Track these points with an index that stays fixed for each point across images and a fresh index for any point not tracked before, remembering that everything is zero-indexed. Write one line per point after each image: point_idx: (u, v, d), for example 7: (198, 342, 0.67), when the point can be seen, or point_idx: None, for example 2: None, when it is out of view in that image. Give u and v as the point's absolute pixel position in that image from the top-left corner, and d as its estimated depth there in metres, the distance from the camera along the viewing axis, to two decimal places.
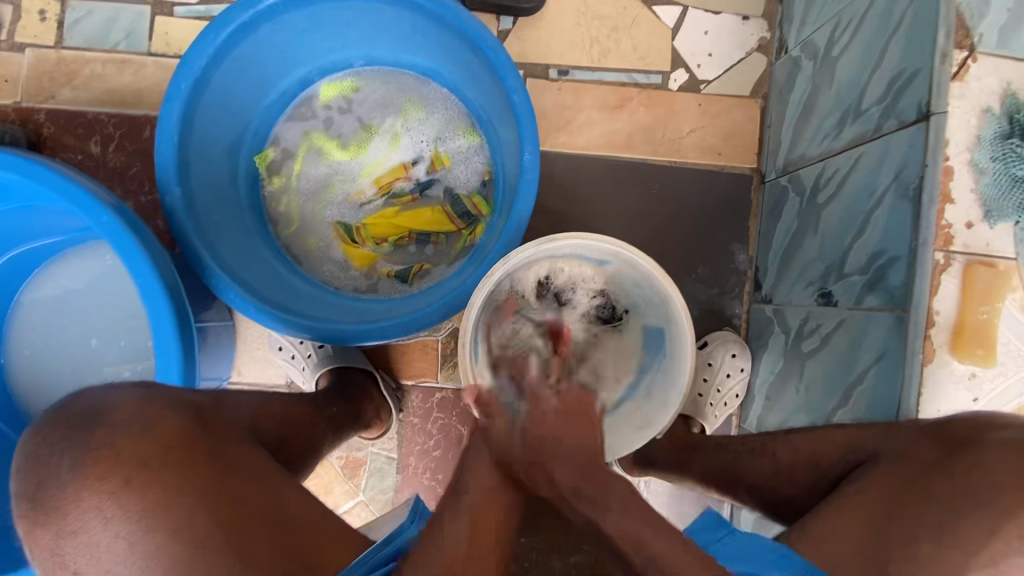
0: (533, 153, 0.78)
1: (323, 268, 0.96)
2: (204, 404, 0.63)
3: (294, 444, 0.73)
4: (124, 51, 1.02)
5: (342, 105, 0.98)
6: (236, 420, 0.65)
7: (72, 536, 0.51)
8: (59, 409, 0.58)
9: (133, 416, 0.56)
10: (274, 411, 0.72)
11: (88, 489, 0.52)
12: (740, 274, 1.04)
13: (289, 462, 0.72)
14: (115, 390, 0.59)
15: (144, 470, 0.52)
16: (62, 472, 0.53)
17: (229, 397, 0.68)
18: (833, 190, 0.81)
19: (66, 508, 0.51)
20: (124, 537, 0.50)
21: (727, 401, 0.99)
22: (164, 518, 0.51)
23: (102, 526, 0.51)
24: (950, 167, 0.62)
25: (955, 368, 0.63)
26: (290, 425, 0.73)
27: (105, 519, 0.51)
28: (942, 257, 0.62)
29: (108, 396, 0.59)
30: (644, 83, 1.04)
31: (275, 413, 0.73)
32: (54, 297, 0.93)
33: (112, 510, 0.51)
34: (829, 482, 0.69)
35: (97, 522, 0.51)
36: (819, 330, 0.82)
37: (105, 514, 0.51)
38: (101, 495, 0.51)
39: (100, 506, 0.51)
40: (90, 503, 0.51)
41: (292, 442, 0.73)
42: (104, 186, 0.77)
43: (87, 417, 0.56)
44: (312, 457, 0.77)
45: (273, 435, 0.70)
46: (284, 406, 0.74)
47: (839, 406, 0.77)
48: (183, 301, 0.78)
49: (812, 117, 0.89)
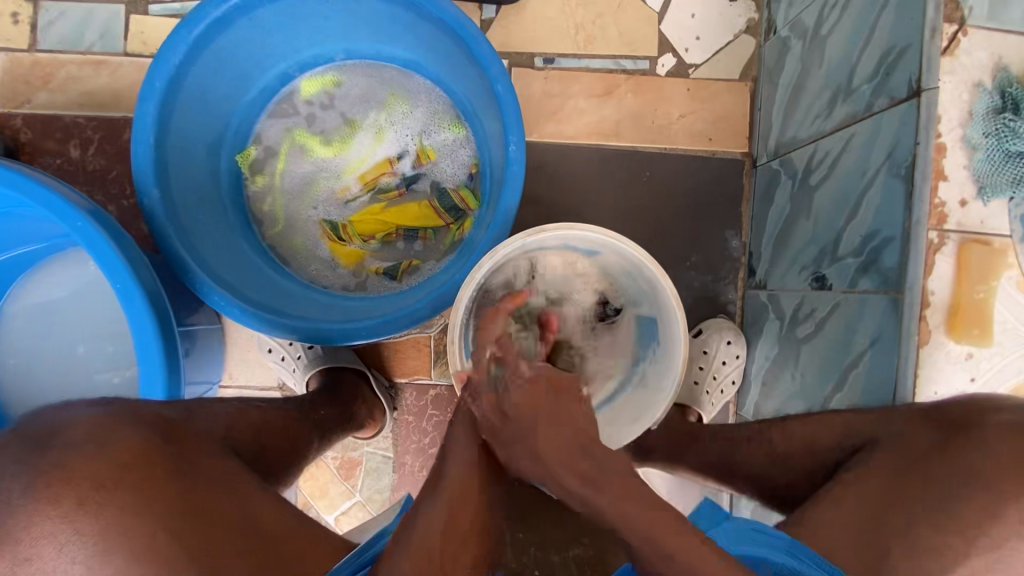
0: (518, 143, 0.77)
1: (310, 267, 0.94)
2: (173, 415, 0.61)
3: (274, 452, 0.71)
4: (100, 52, 1.00)
5: (324, 101, 0.97)
6: (209, 431, 0.64)
7: (27, 563, 0.47)
8: (14, 429, 0.54)
9: (91, 434, 0.52)
10: (250, 420, 0.71)
11: (41, 514, 0.47)
12: (734, 260, 1.03)
13: (270, 472, 0.70)
14: (72, 408, 0.56)
15: (99, 491, 0.49)
16: (12, 499, 0.48)
17: (202, 408, 0.67)
18: (826, 172, 0.80)
19: (17, 535, 0.47)
20: (82, 562, 0.47)
21: (723, 389, 0.98)
22: (123, 541, 0.48)
23: (57, 553, 0.47)
24: (943, 144, 0.61)
25: (951, 348, 0.62)
26: (268, 432, 0.72)
27: (60, 545, 0.47)
28: (935, 236, 0.61)
29: (66, 413, 0.55)
30: (631, 68, 1.02)
31: (253, 421, 0.71)
32: (38, 305, 0.92)
33: (67, 535, 0.47)
34: (827, 470, 0.68)
35: (52, 548, 0.47)
36: (814, 315, 0.81)
37: (60, 539, 0.47)
38: (55, 520, 0.48)
39: (54, 532, 0.47)
40: (44, 529, 0.47)
41: (274, 451, 0.71)
42: (79, 192, 0.75)
43: (40, 437, 0.52)
44: (298, 463, 0.76)
45: (249, 446, 0.68)
46: (262, 414, 0.73)
47: (835, 390, 0.76)
48: (164, 306, 0.76)
49: (803, 98, 0.87)
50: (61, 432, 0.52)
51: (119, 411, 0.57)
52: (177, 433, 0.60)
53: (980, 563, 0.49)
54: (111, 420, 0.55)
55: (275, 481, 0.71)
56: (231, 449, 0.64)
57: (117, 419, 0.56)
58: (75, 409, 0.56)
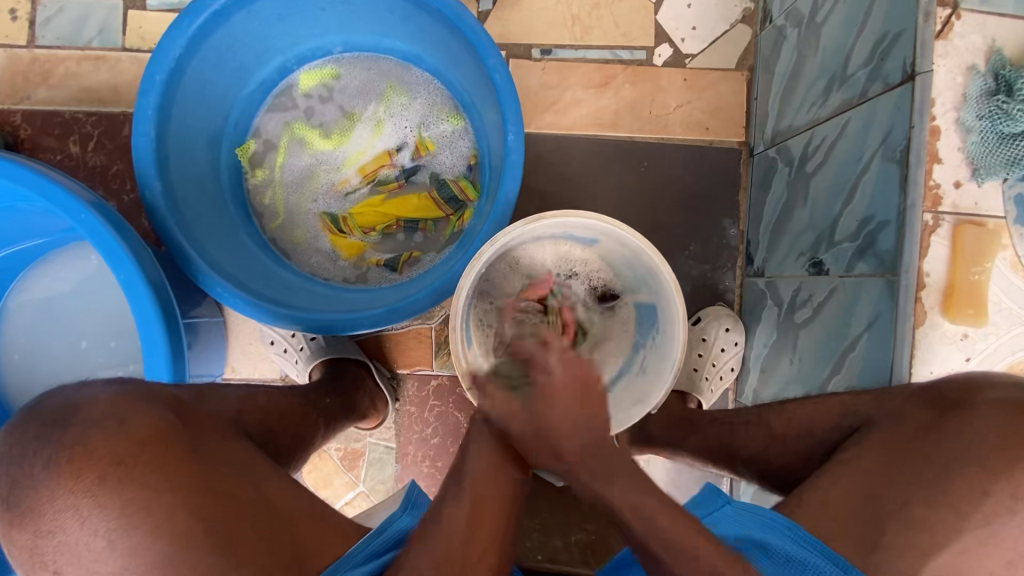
0: (516, 132, 0.77)
1: (311, 259, 0.95)
2: (187, 399, 0.62)
3: (282, 435, 0.72)
4: (98, 48, 1.00)
5: (322, 94, 0.97)
6: (219, 412, 0.65)
7: (49, 535, 0.49)
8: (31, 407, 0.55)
9: (109, 411, 0.53)
10: (258, 404, 0.71)
11: (63, 489, 0.49)
12: (732, 249, 1.04)
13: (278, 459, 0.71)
14: (87, 387, 0.56)
15: (120, 466, 0.50)
16: (35, 474, 0.49)
17: (212, 392, 0.68)
18: (822, 158, 0.81)
19: (41, 508, 0.49)
20: (103, 535, 0.49)
21: (723, 375, 0.99)
22: (147, 515, 0.49)
23: (80, 525, 0.49)
24: (937, 127, 0.62)
25: (946, 329, 0.63)
26: (275, 415, 0.73)
27: (83, 518, 0.49)
28: (931, 218, 0.62)
29: (83, 391, 0.55)
30: (628, 59, 1.03)
31: (262, 404, 0.72)
32: (41, 300, 0.92)
33: (90, 508, 0.49)
34: (827, 450, 0.69)
35: (75, 521, 0.49)
36: (813, 300, 0.81)
37: (82, 512, 0.49)
38: (78, 493, 0.49)
39: (77, 505, 0.49)
40: (65, 503, 0.49)
41: (280, 434, 0.72)
42: (84, 186, 0.76)
43: (57, 415, 0.52)
44: (303, 449, 0.76)
45: (258, 429, 0.69)
46: (270, 398, 0.74)
47: (833, 374, 0.77)
48: (169, 299, 0.77)
49: (798, 86, 0.88)
50: (82, 408, 0.53)
51: (135, 390, 0.57)
52: (192, 412, 0.60)
53: (973, 539, 0.51)
54: (132, 395, 0.56)
55: (285, 464, 0.72)
56: (243, 429, 0.66)
57: (136, 397, 0.56)
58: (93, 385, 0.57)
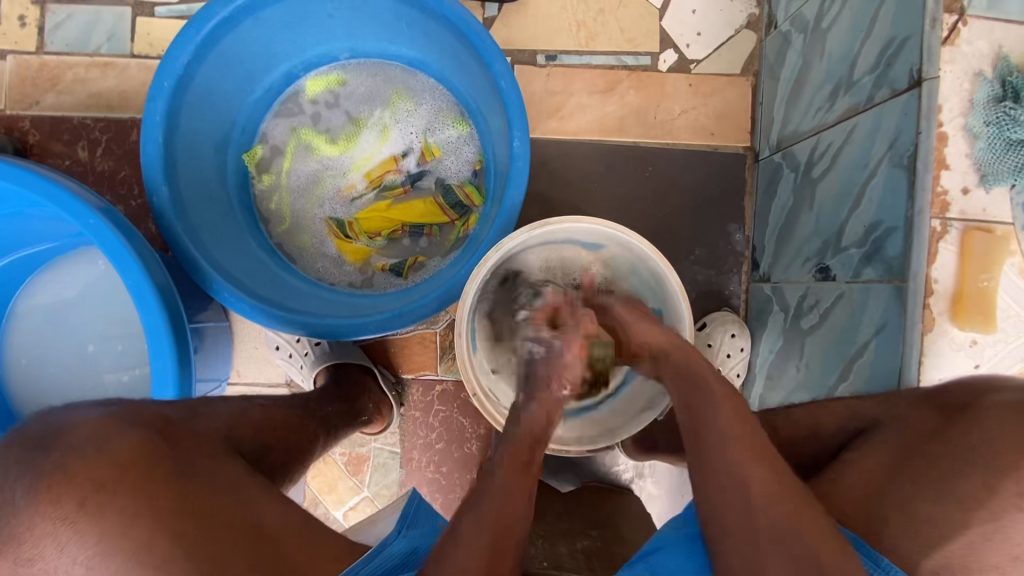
0: (522, 138, 0.77)
1: (317, 264, 0.95)
2: (172, 416, 0.62)
3: (277, 451, 0.72)
4: (107, 54, 1.01)
5: (329, 100, 0.97)
6: (209, 430, 0.64)
7: (31, 563, 0.49)
8: (15, 432, 0.55)
9: (91, 435, 0.53)
10: (252, 419, 0.71)
11: (39, 516, 0.49)
12: (737, 254, 1.03)
13: (275, 471, 0.71)
14: (72, 411, 0.57)
15: (99, 493, 0.50)
16: (15, 498, 0.49)
17: (205, 407, 0.68)
18: (828, 164, 0.80)
19: (20, 535, 0.49)
20: (81, 564, 0.49)
21: (729, 380, 0.98)
22: (125, 540, 0.49)
23: (59, 552, 0.49)
24: (944, 133, 0.62)
25: (955, 335, 0.62)
26: (269, 429, 0.72)
27: (61, 546, 0.49)
28: (938, 225, 0.62)
29: (70, 415, 0.56)
30: (633, 65, 1.03)
31: (256, 420, 0.71)
32: (49, 305, 0.93)
33: (68, 536, 0.49)
34: (832, 454, 0.68)
35: (53, 549, 0.49)
36: (819, 306, 0.81)
37: (60, 540, 0.49)
38: (55, 522, 0.49)
39: (55, 533, 0.49)
40: (44, 530, 0.49)
41: (276, 448, 0.72)
42: (92, 191, 0.76)
43: (41, 438, 0.53)
44: (300, 463, 0.76)
45: (252, 446, 0.68)
46: (264, 412, 0.73)
47: (840, 380, 0.76)
48: (176, 304, 0.77)
49: (804, 91, 0.88)
50: (61, 436, 0.53)
51: (120, 417, 0.57)
52: (181, 432, 0.60)
53: (979, 535, 0.50)
54: None
55: (278, 482, 0.72)
56: (235, 449, 0.65)
57: (119, 422, 0.56)
58: (74, 413, 0.57)
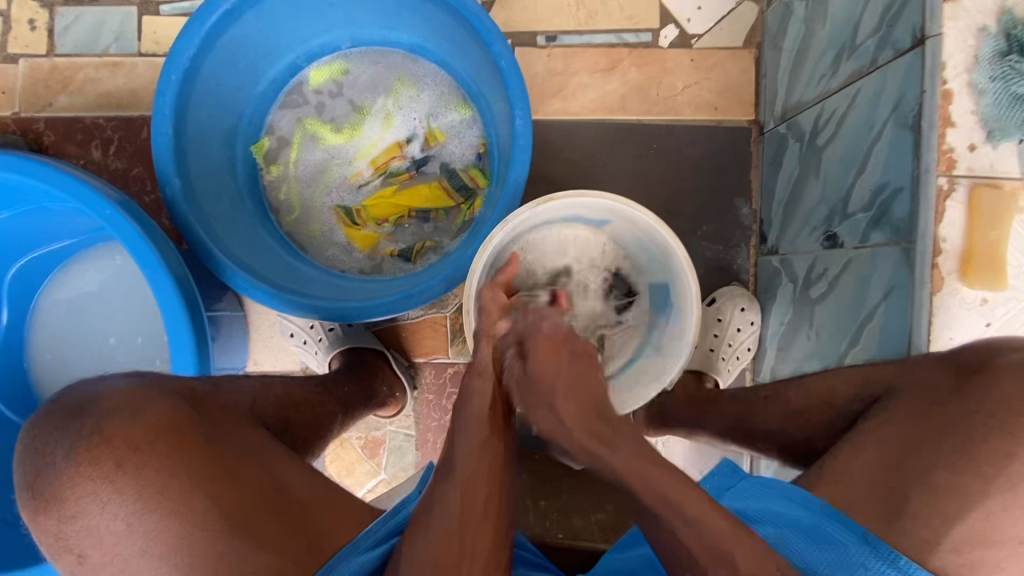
0: (524, 117, 0.78)
1: (327, 252, 0.97)
2: (199, 388, 0.62)
3: (298, 424, 0.72)
4: (115, 54, 1.03)
5: (332, 90, 0.98)
6: (237, 403, 0.65)
7: (73, 520, 0.49)
8: (53, 402, 0.56)
9: (124, 402, 0.54)
10: (275, 393, 0.72)
11: (82, 475, 0.50)
12: (745, 228, 1.03)
13: (298, 442, 0.72)
14: (106, 380, 0.57)
15: (136, 453, 0.50)
16: (57, 463, 0.51)
17: (228, 382, 0.68)
18: (833, 130, 0.80)
19: (63, 493, 0.50)
20: (123, 519, 0.49)
21: (739, 354, 0.98)
22: (161, 499, 0.49)
23: (99, 510, 0.49)
24: (949, 91, 0.61)
25: (965, 294, 0.62)
26: (292, 405, 0.73)
27: (102, 503, 0.49)
28: (945, 182, 0.61)
29: (104, 384, 0.56)
30: (634, 42, 1.03)
31: (277, 394, 0.72)
32: (72, 300, 0.95)
33: (108, 494, 0.49)
34: (846, 420, 0.68)
35: (95, 506, 0.49)
36: (827, 274, 0.81)
37: (102, 498, 0.49)
38: (95, 480, 0.49)
39: (96, 491, 0.49)
40: (86, 488, 0.49)
41: (298, 422, 0.73)
42: (108, 184, 0.78)
43: (77, 406, 0.54)
44: (320, 440, 0.77)
45: (275, 418, 0.69)
46: (286, 387, 0.74)
47: (850, 346, 0.76)
48: (193, 291, 0.79)
49: (807, 60, 0.87)
50: (97, 400, 0.54)
51: (148, 386, 0.57)
52: (210, 405, 0.60)
53: (996, 503, 0.50)
54: (144, 388, 0.56)
55: (304, 453, 0.73)
56: (259, 419, 0.66)
57: (151, 389, 0.56)
58: (108, 381, 0.57)
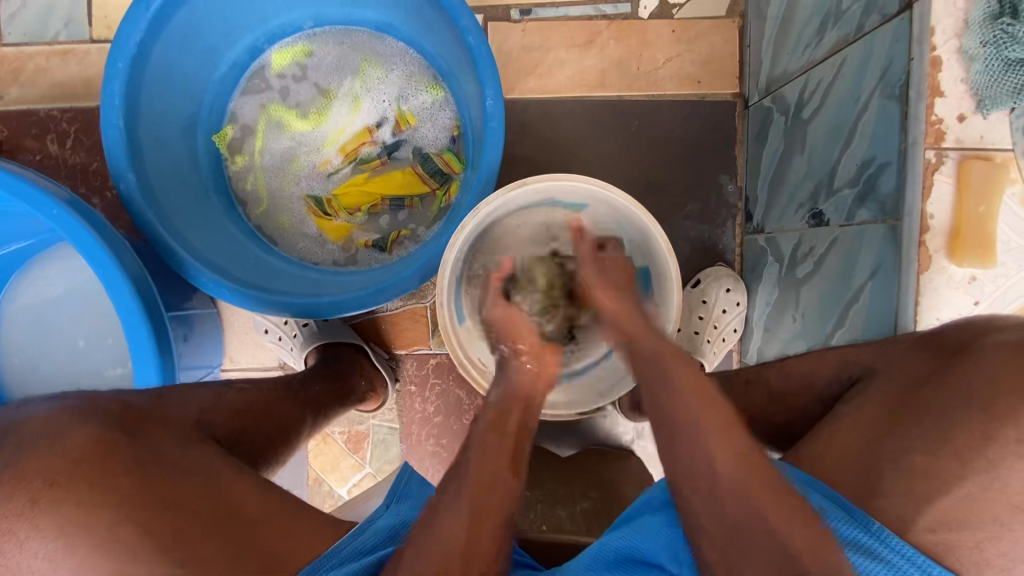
0: (495, 98, 0.74)
1: (298, 244, 0.93)
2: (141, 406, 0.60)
3: (255, 435, 0.69)
4: (66, 41, 0.98)
5: (297, 73, 0.94)
6: (180, 417, 0.62)
7: None
8: None
9: (46, 430, 0.52)
10: (227, 402, 0.69)
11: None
12: (730, 206, 1.00)
13: (253, 454, 0.69)
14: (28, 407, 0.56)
15: (53, 488, 0.48)
16: None
17: (175, 394, 0.66)
18: (818, 103, 0.76)
19: None
20: (45, 558, 0.46)
21: (725, 337, 0.97)
22: (85, 536, 0.47)
23: (19, 549, 0.47)
24: (938, 58, 0.57)
25: (953, 272, 0.59)
26: (250, 414, 0.70)
27: (21, 542, 0.47)
28: (933, 156, 0.58)
29: (26, 409, 0.55)
30: (612, 14, 0.98)
31: (233, 404, 0.69)
32: (36, 301, 0.92)
33: (26, 531, 0.47)
34: (825, 403, 0.66)
35: (13, 546, 0.47)
36: (813, 253, 0.78)
37: (19, 536, 0.47)
38: (12, 517, 0.47)
39: (13, 530, 0.47)
40: (4, 528, 0.47)
41: (255, 432, 0.70)
42: (56, 183, 0.74)
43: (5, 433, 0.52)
44: (283, 446, 0.74)
45: (226, 432, 0.66)
46: (242, 398, 0.71)
47: (836, 328, 0.74)
48: (152, 292, 0.76)
49: (791, 29, 0.83)
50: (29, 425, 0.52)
51: (78, 408, 0.55)
52: (159, 415, 0.58)
53: None
54: (73, 414, 0.54)
55: (260, 463, 0.70)
56: (207, 432, 0.63)
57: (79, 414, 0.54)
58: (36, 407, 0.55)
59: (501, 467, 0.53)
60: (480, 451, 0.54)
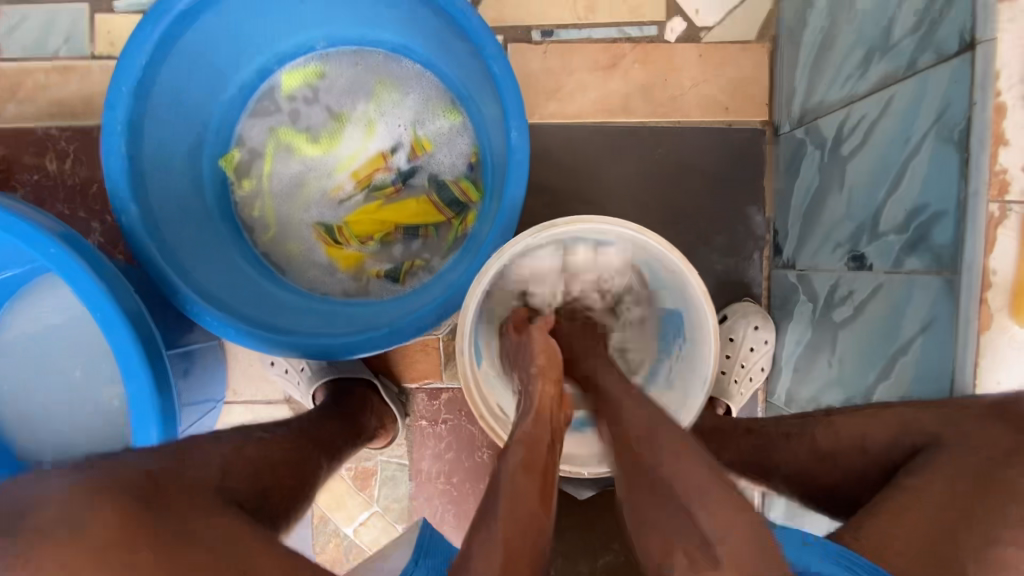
0: (519, 130, 0.70)
1: (307, 273, 0.89)
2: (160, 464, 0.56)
3: (276, 490, 0.64)
4: (67, 57, 0.94)
5: (308, 95, 0.89)
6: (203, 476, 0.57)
7: None
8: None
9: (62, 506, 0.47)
10: (247, 457, 0.64)
11: None
12: (757, 238, 0.96)
13: (276, 515, 0.63)
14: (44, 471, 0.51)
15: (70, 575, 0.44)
16: None
17: (192, 449, 0.60)
18: (860, 139, 0.72)
19: None
20: None
21: (752, 376, 0.93)
22: None
23: None
24: (1002, 103, 0.52)
25: (1017, 333, 0.54)
26: (268, 468, 0.65)
27: None
28: (996, 209, 0.53)
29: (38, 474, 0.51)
30: (637, 37, 0.94)
31: (251, 458, 0.65)
32: (30, 327, 0.87)
33: None
34: (882, 469, 0.62)
35: None
36: (853, 297, 0.74)
37: None
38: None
39: None
40: None
41: (276, 490, 0.64)
42: (50, 216, 0.71)
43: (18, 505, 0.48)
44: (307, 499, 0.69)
45: (248, 491, 0.61)
46: (260, 448, 0.66)
47: (879, 380, 0.70)
48: (152, 332, 0.72)
49: (829, 59, 0.79)
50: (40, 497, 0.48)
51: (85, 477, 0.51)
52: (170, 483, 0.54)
53: None
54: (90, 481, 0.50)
55: (283, 523, 0.64)
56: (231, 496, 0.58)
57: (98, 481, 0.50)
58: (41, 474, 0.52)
59: (534, 508, 0.49)
60: (507, 498, 0.49)
